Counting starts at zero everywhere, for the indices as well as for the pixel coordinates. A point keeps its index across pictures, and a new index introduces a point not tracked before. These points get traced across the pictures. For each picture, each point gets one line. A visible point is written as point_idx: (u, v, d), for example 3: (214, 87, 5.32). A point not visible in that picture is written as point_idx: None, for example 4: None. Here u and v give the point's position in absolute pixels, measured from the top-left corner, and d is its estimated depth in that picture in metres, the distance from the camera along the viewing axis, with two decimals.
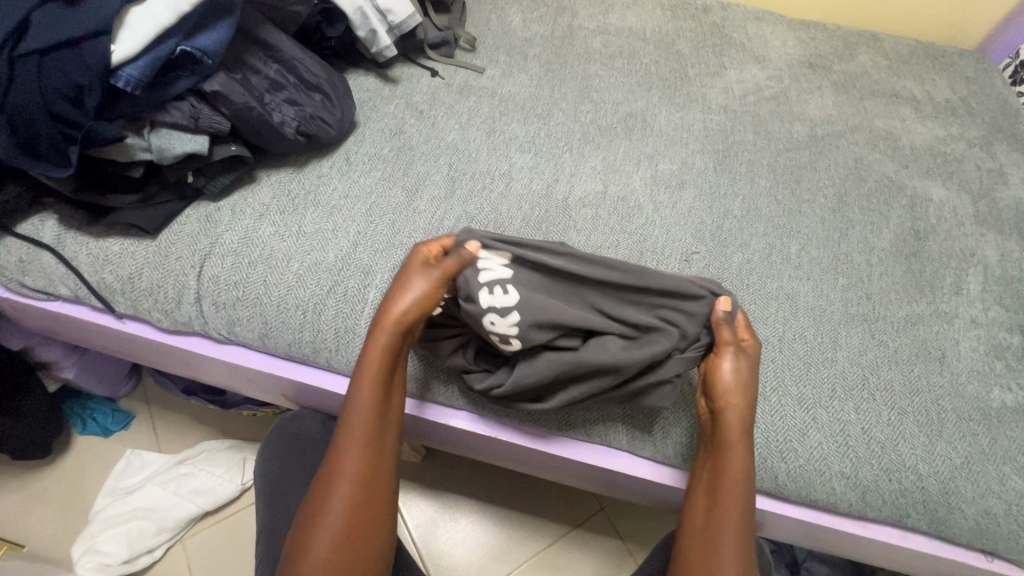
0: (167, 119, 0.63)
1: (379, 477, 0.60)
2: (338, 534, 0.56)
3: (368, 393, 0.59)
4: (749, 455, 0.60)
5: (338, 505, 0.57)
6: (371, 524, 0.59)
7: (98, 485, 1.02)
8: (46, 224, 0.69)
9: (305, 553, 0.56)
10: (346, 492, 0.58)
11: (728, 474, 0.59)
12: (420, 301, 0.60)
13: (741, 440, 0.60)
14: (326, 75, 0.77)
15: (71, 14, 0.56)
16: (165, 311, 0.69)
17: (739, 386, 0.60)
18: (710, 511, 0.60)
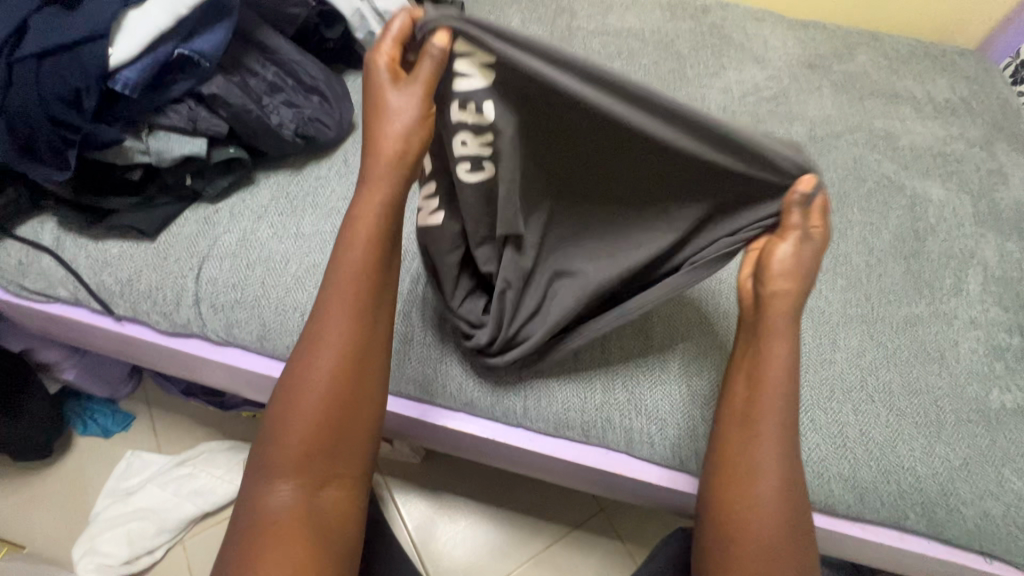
0: (165, 122, 0.63)
1: (368, 365, 0.54)
2: (315, 421, 0.52)
3: (355, 264, 0.53)
4: (794, 350, 0.54)
5: (320, 386, 0.52)
6: (356, 411, 0.54)
7: (99, 485, 1.02)
8: (46, 226, 0.70)
9: (284, 437, 0.52)
10: (326, 379, 0.52)
11: (770, 366, 0.54)
12: (406, 123, 0.50)
13: (785, 337, 0.54)
14: (324, 77, 0.76)
15: (68, 18, 0.56)
16: (164, 313, 0.69)
17: (791, 267, 0.53)
18: (747, 414, 0.55)
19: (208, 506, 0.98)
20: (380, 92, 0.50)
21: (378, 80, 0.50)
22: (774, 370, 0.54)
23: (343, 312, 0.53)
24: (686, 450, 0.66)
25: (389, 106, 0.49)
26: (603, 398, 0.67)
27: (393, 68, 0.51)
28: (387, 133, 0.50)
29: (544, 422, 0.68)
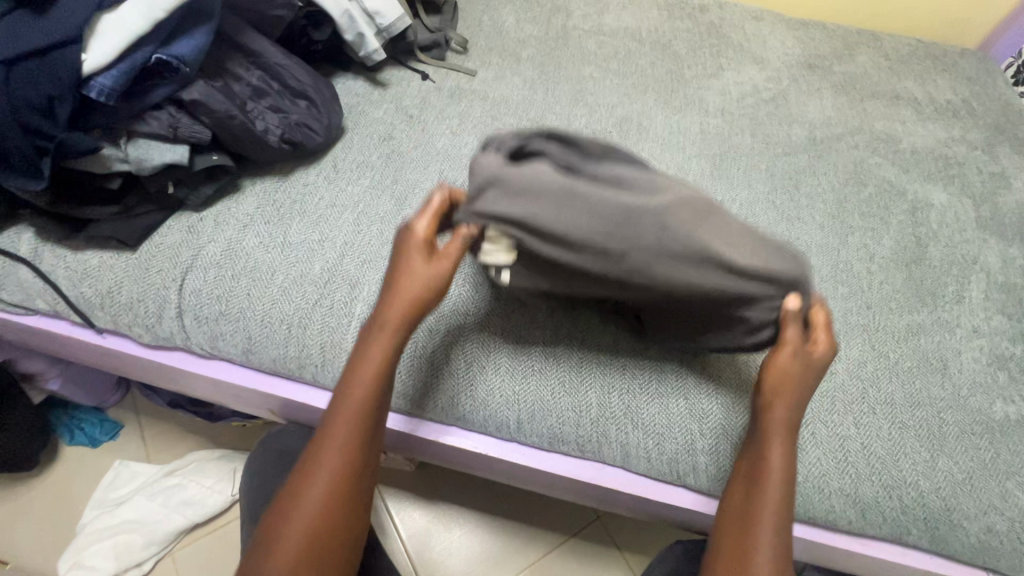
0: (145, 130, 0.61)
1: (365, 461, 0.56)
2: (315, 522, 0.52)
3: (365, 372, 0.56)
4: (792, 455, 0.55)
5: (319, 483, 0.53)
6: (350, 505, 0.54)
7: (85, 497, 1.00)
8: (22, 236, 0.67)
9: (279, 528, 0.52)
10: (326, 476, 0.53)
11: (771, 470, 0.55)
12: (432, 288, 0.56)
13: (783, 441, 0.56)
14: (311, 82, 0.75)
15: (36, 23, 0.54)
16: (146, 325, 0.67)
17: (791, 374, 0.56)
18: (746, 513, 0.55)
19: (197, 517, 0.96)
20: (410, 252, 0.56)
21: (410, 241, 0.56)
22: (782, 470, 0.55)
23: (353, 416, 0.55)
24: (681, 464, 0.65)
25: (418, 269, 0.56)
26: (600, 413, 0.65)
27: (428, 232, 0.56)
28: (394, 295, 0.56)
29: (536, 437, 0.66)
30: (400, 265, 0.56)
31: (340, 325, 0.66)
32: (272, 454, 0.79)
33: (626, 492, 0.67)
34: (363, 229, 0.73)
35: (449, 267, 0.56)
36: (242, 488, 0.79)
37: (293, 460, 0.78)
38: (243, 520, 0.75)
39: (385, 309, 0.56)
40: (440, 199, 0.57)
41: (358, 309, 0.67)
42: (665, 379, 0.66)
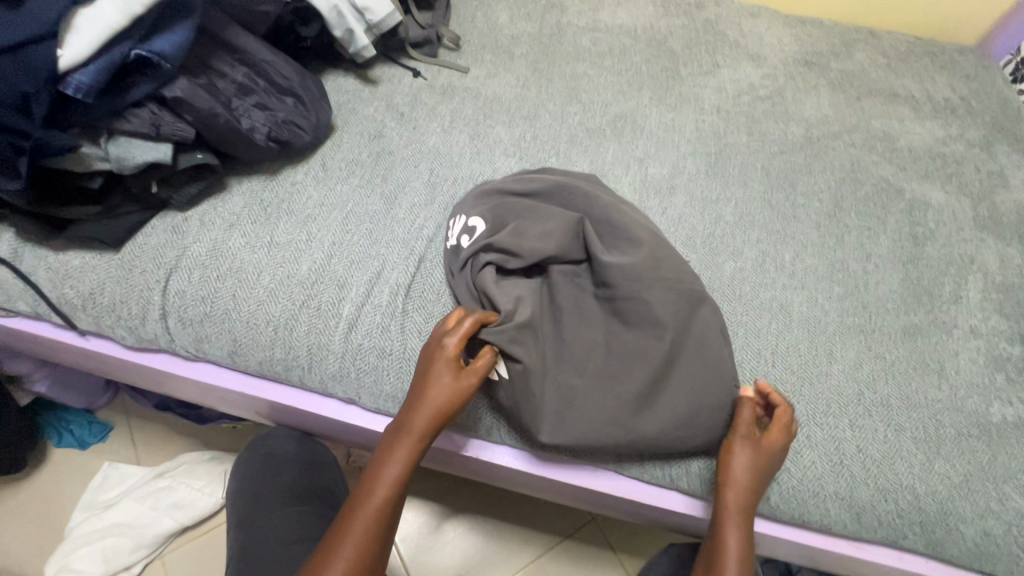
0: (126, 128, 0.60)
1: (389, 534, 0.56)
2: None
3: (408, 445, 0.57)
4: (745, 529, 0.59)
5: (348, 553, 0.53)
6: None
7: (73, 500, 0.99)
8: (2, 237, 0.66)
9: None
10: (356, 543, 0.53)
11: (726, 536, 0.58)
12: (455, 402, 0.57)
13: (737, 522, 0.59)
14: (298, 78, 0.74)
15: (9, 18, 0.52)
16: (129, 327, 0.66)
17: (746, 469, 0.59)
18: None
19: (187, 520, 0.95)
20: (441, 369, 0.57)
21: (441, 358, 0.57)
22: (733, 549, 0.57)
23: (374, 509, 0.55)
24: (675, 469, 0.65)
25: (445, 387, 0.56)
26: None
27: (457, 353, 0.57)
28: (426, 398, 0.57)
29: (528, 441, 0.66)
30: (428, 383, 0.57)
31: (328, 326, 0.65)
32: (259, 457, 0.78)
33: (619, 496, 0.67)
34: (351, 229, 0.72)
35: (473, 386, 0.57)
36: (230, 491, 0.78)
37: (281, 464, 0.77)
38: (230, 524, 0.74)
39: (412, 414, 0.57)
40: (471, 322, 0.59)
41: (345, 310, 0.66)
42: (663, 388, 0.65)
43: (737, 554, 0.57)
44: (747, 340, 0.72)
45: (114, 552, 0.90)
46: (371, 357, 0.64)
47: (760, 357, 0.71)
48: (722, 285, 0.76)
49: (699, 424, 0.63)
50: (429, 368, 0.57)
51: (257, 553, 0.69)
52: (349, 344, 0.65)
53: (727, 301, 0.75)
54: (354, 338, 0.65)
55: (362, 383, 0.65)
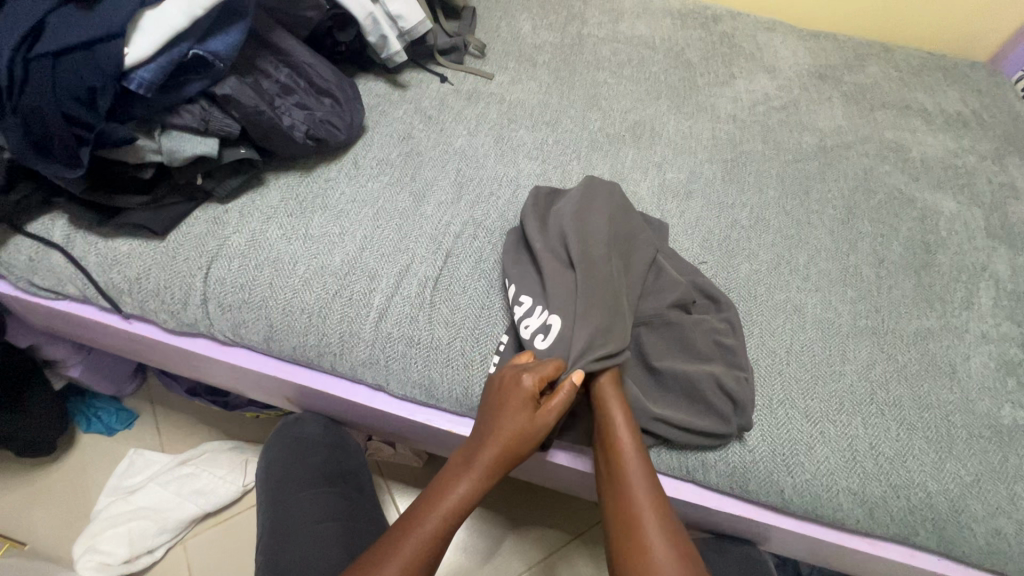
0: (178, 122, 0.64)
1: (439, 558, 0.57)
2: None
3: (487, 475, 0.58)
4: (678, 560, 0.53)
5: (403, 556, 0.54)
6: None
7: (100, 483, 1.02)
8: (56, 223, 0.70)
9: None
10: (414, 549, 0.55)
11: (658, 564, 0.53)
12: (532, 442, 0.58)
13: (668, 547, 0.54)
14: (335, 80, 0.78)
15: (83, 19, 0.57)
16: (171, 311, 0.69)
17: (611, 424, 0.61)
18: None
19: (209, 506, 0.97)
20: (518, 404, 0.58)
21: (518, 393, 0.58)
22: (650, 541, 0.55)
23: (430, 529, 0.56)
24: (692, 459, 0.67)
25: (525, 423, 0.58)
26: None
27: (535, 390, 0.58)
28: (508, 420, 0.58)
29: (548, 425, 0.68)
30: (503, 414, 0.58)
31: (360, 316, 0.68)
32: (288, 443, 0.81)
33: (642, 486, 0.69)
34: (382, 222, 0.75)
35: (552, 421, 0.59)
36: (258, 475, 0.81)
37: (311, 447, 0.80)
38: (259, 505, 0.77)
39: (493, 442, 0.58)
40: (551, 368, 0.59)
41: (376, 300, 0.69)
42: (693, 384, 0.66)
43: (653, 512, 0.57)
44: (762, 339, 0.74)
45: (138, 535, 0.93)
46: (400, 346, 0.67)
47: (775, 356, 0.73)
48: (738, 286, 0.79)
49: (688, 401, 0.66)
50: (511, 402, 0.58)
51: (286, 535, 0.72)
52: (373, 331, 0.67)
53: (743, 301, 0.77)
54: (384, 328, 0.68)
55: (391, 370, 0.67)
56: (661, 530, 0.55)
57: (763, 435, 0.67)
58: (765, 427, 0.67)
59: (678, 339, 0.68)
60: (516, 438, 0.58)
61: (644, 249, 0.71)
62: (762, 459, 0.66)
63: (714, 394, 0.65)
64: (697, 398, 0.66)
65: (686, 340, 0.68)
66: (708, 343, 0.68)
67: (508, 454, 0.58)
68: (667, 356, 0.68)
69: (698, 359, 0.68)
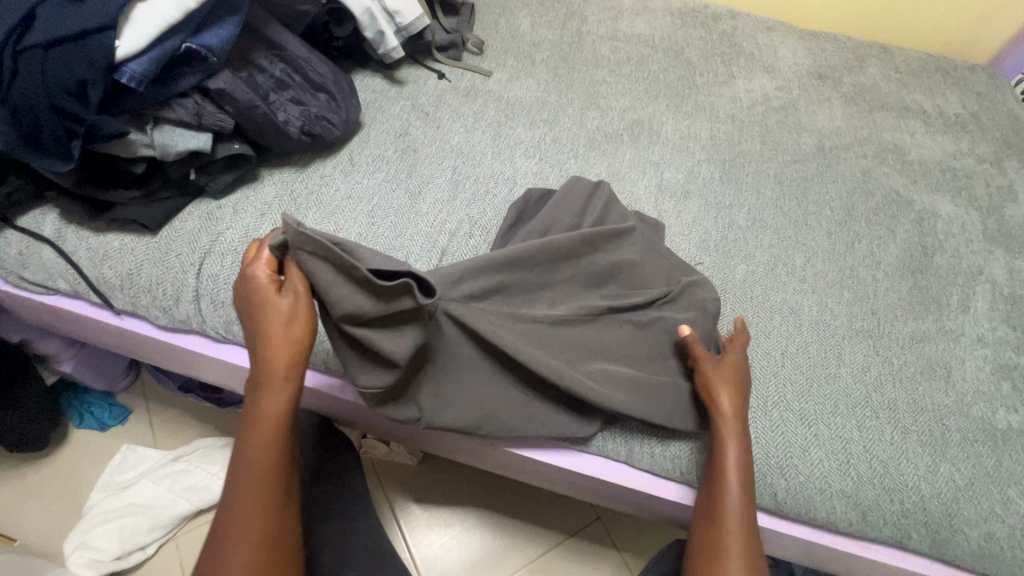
0: (171, 116, 0.63)
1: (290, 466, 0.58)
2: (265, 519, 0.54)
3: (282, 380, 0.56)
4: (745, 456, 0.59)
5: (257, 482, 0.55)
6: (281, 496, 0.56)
7: (92, 479, 1.01)
8: (46, 217, 0.69)
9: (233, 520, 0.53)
10: (263, 478, 0.55)
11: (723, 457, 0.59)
12: (303, 323, 0.55)
13: (734, 442, 0.60)
14: (331, 76, 0.77)
15: (74, 10, 0.56)
16: (163, 308, 0.68)
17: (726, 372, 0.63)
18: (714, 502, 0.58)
19: (202, 503, 0.97)
20: (267, 299, 0.55)
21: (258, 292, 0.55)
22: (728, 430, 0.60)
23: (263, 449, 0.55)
24: (687, 461, 0.66)
25: (287, 311, 0.54)
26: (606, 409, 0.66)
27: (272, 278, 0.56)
28: (273, 325, 0.55)
29: (522, 415, 0.64)
30: (265, 319, 0.55)
31: None
32: None
33: (646, 491, 0.67)
34: (377, 219, 0.75)
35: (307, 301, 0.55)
36: None
37: (304, 445, 0.79)
38: None
39: (270, 349, 0.55)
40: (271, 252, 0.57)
41: None
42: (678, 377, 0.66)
43: (739, 486, 0.58)
44: (757, 340, 0.74)
45: (130, 531, 0.92)
46: None
47: (770, 357, 0.72)
48: (734, 287, 0.78)
49: (669, 394, 0.65)
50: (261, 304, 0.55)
51: None
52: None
53: (739, 301, 0.77)
54: None
55: None
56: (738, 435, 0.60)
57: (757, 439, 0.66)
58: (760, 431, 0.67)
59: (653, 344, 0.68)
60: (285, 335, 0.55)
61: (629, 246, 0.72)
62: (756, 461, 0.65)
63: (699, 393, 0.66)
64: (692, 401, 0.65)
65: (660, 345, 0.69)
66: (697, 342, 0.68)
67: (290, 354, 0.55)
68: (650, 362, 0.68)
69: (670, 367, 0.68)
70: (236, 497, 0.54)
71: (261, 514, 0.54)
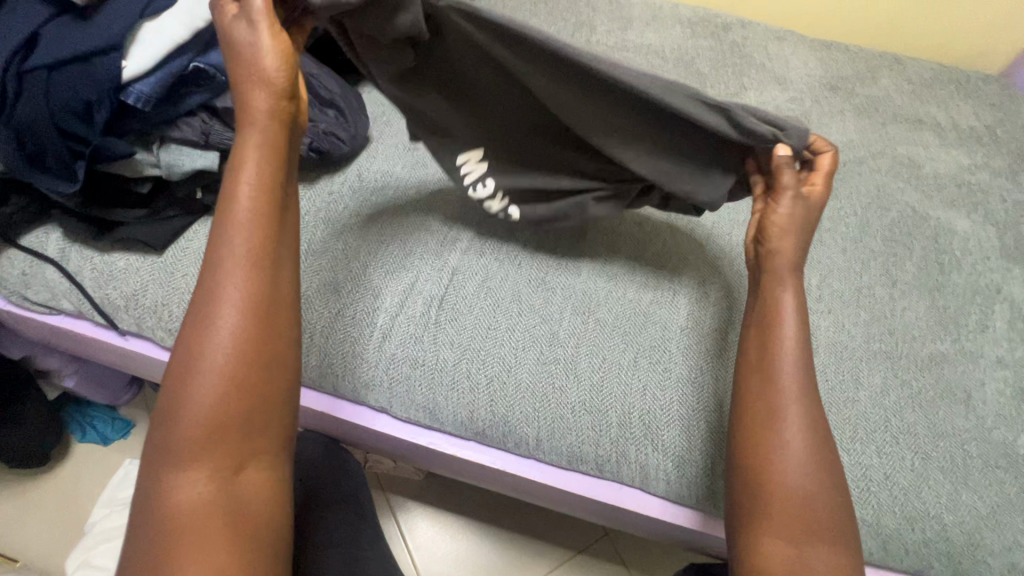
0: (176, 136, 0.62)
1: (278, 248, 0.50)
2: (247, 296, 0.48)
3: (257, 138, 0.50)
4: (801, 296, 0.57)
5: (239, 274, 0.48)
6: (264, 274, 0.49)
7: (95, 495, 1.00)
8: (50, 237, 0.68)
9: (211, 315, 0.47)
10: (242, 250, 0.48)
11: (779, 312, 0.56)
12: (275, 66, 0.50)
13: (791, 280, 0.57)
14: (339, 91, 0.76)
15: (80, 30, 0.55)
16: (169, 330, 0.66)
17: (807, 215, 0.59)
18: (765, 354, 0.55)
19: None
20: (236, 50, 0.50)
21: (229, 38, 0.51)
22: (784, 264, 0.58)
23: (236, 217, 0.49)
24: (702, 490, 0.63)
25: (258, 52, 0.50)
26: (619, 431, 0.64)
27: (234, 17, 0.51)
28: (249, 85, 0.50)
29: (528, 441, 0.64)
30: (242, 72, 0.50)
31: (362, 335, 0.67)
32: None
33: (662, 519, 0.65)
34: (386, 237, 0.73)
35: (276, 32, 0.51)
36: None
37: (310, 467, 0.78)
38: None
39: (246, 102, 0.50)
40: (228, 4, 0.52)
41: (379, 319, 0.67)
42: (688, 399, 0.65)
43: (795, 322, 0.56)
44: None
45: None
46: (405, 367, 0.66)
47: None
48: None
49: (677, 415, 0.64)
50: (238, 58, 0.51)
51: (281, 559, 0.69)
52: (351, 347, 0.66)
53: None
54: (388, 348, 0.66)
55: (395, 392, 0.66)
56: (789, 274, 0.58)
57: None
58: None
59: (649, 364, 0.67)
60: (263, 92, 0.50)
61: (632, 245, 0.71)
62: None
63: (712, 428, 0.63)
64: (713, 433, 0.63)
65: (666, 365, 0.67)
66: (710, 363, 0.67)
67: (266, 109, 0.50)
68: (662, 388, 0.65)
69: (669, 379, 0.66)
70: (212, 297, 0.47)
71: (245, 315, 0.47)
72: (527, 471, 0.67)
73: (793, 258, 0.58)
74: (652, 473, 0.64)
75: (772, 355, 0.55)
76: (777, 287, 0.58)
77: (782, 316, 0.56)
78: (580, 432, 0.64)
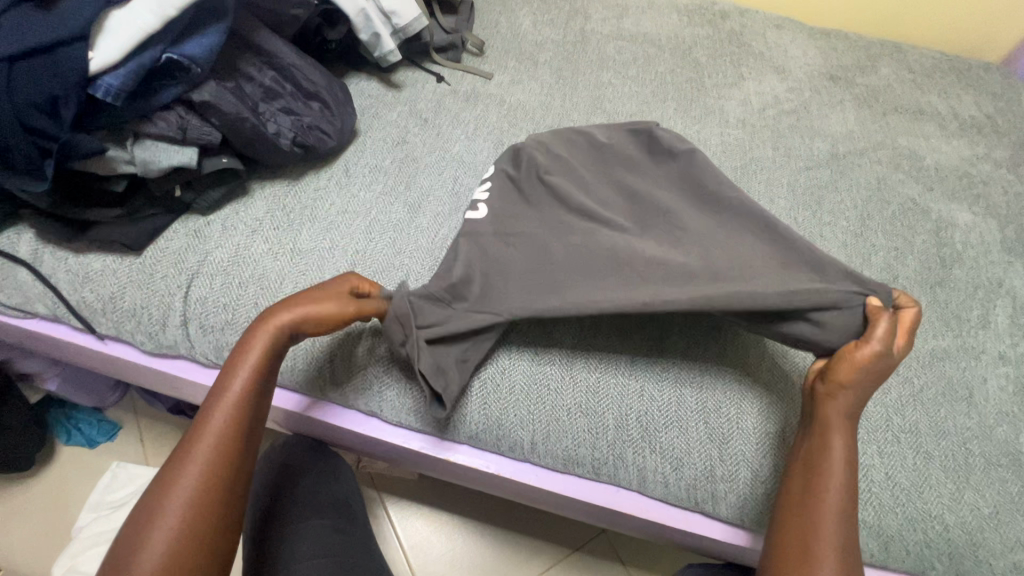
0: (152, 131, 0.59)
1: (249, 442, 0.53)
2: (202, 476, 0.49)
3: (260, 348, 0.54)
4: (854, 450, 0.52)
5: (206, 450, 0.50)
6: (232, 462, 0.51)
7: (81, 499, 0.98)
8: (22, 237, 0.65)
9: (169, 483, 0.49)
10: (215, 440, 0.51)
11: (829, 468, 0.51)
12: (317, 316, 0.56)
13: (842, 435, 0.53)
14: (325, 83, 0.73)
15: (43, 18, 0.52)
16: (149, 333, 0.65)
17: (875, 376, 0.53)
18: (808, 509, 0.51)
19: None
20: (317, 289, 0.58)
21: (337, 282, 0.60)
22: (836, 417, 0.53)
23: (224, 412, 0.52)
24: (700, 492, 0.61)
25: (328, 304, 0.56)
26: (615, 434, 0.62)
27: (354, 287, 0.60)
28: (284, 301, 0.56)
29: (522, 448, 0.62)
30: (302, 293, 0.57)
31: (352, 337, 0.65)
32: (278, 464, 0.77)
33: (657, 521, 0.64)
34: (375, 236, 0.71)
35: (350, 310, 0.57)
36: None
37: (299, 471, 0.77)
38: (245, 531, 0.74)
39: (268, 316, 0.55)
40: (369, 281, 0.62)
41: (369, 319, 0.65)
42: (688, 399, 0.63)
43: (844, 479, 0.51)
44: None
45: None
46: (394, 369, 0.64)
47: None
48: None
49: (676, 415, 0.62)
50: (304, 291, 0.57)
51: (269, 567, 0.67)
52: (341, 348, 0.65)
53: None
54: (378, 350, 0.65)
55: (385, 396, 0.64)
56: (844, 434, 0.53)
57: None
58: None
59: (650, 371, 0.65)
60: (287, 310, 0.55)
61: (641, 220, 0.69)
62: None
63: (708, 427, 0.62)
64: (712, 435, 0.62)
65: (663, 366, 0.65)
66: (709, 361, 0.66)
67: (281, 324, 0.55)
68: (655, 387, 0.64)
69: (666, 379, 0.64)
70: (178, 469, 0.49)
71: (200, 495, 0.48)
72: (521, 475, 0.66)
73: (852, 409, 0.53)
74: (647, 475, 0.62)
75: (812, 502, 0.51)
76: (826, 436, 0.53)
77: (826, 469, 0.51)
78: (574, 437, 0.63)
